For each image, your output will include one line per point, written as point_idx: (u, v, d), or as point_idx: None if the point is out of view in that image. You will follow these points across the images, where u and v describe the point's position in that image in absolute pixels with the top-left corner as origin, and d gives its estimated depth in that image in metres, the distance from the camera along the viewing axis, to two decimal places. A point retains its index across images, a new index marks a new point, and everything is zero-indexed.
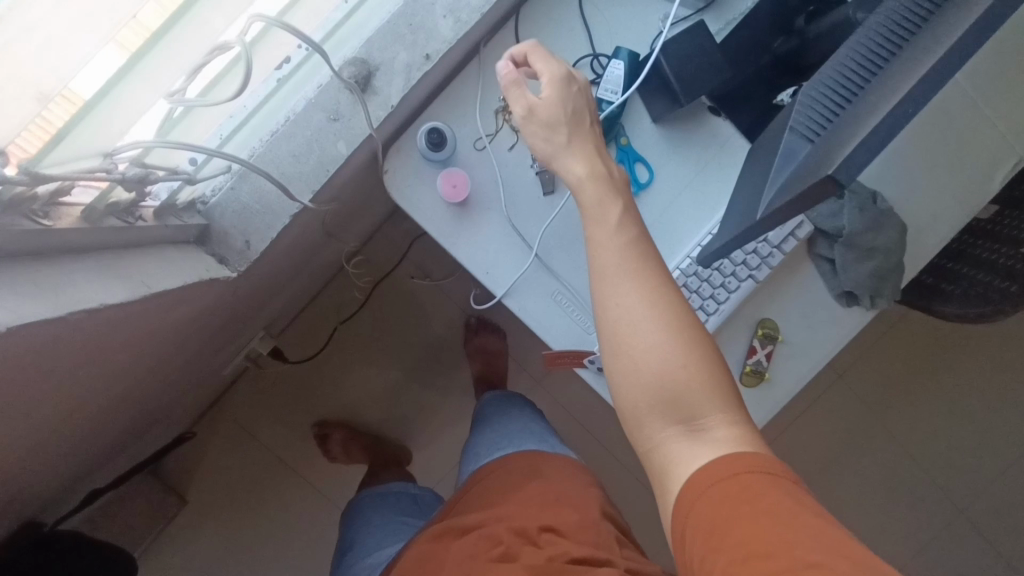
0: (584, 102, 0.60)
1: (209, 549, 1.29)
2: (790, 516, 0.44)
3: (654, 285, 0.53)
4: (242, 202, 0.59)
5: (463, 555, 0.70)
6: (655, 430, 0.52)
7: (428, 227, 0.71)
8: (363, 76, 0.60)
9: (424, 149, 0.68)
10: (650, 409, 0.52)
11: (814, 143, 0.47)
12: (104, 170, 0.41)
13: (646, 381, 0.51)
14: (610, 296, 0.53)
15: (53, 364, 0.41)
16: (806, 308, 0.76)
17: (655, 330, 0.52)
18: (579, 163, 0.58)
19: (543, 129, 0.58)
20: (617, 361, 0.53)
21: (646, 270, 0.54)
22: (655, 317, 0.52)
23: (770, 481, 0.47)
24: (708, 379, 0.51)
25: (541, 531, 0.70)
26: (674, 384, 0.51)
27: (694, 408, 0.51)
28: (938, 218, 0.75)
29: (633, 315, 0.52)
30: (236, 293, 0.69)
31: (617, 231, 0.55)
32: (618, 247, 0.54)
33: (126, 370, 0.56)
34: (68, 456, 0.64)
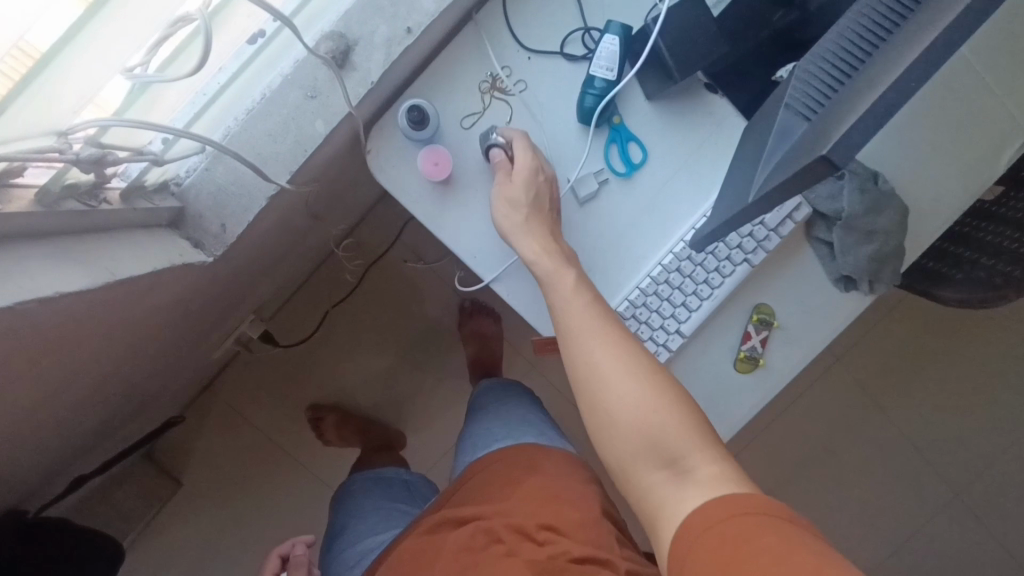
0: (544, 192, 0.65)
1: (203, 531, 1.29)
2: (784, 557, 0.42)
3: (618, 341, 0.58)
4: (217, 183, 0.57)
5: (458, 547, 0.70)
6: (644, 478, 0.54)
7: (412, 208, 0.68)
8: (341, 51, 0.57)
9: (405, 128, 0.65)
10: (634, 456, 0.54)
11: (810, 121, 0.44)
12: (58, 151, 0.39)
13: (625, 433, 0.55)
14: (582, 356, 0.58)
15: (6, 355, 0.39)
16: (803, 293, 0.74)
17: (624, 381, 0.56)
18: (534, 241, 0.63)
19: (508, 207, 0.64)
20: (597, 417, 0.57)
21: (609, 328, 0.59)
22: (624, 370, 0.56)
23: (766, 520, 0.46)
24: (681, 419, 0.54)
25: (540, 529, 0.70)
26: (650, 428, 0.53)
27: (675, 455, 0.52)
28: (941, 200, 0.73)
29: (601, 370, 0.57)
30: (215, 277, 0.67)
31: (576, 297, 0.60)
32: (581, 308, 0.60)
33: (94, 360, 0.54)
34: (44, 444, 0.63)
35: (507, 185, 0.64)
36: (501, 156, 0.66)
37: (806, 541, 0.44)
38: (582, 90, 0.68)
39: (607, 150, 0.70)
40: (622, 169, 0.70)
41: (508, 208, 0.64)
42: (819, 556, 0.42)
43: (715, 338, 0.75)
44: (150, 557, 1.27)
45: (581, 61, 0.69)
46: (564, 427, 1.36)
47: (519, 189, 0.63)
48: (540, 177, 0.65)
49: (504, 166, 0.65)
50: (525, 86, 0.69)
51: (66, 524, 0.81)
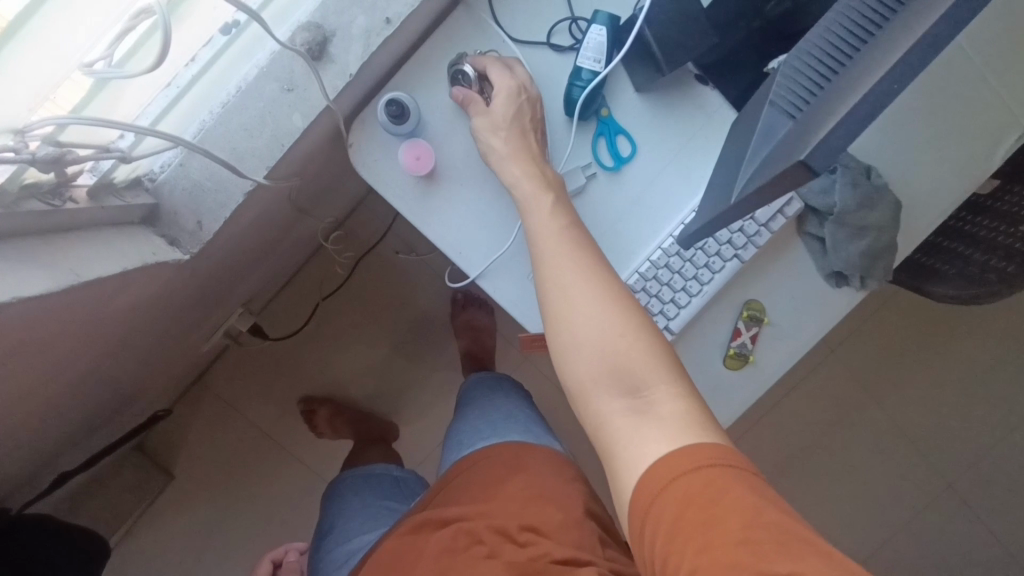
0: (526, 111, 0.63)
1: (194, 524, 1.29)
2: (756, 517, 0.42)
3: (591, 268, 0.56)
4: (192, 179, 0.56)
5: (440, 549, 0.70)
6: (604, 407, 0.52)
7: (394, 202, 0.67)
8: (317, 42, 0.55)
9: (385, 122, 0.63)
10: (595, 381, 0.52)
11: (794, 119, 0.43)
12: (14, 151, 0.37)
13: (589, 359, 0.53)
14: (552, 279, 0.56)
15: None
16: (794, 290, 0.73)
17: (593, 306, 0.54)
18: (517, 164, 0.61)
19: (489, 132, 0.62)
20: (562, 340, 0.55)
21: (584, 255, 0.57)
22: (594, 296, 0.54)
23: (731, 472, 0.45)
24: (648, 349, 0.52)
25: (522, 530, 0.71)
26: (614, 354, 0.52)
27: (637, 384, 0.51)
28: (936, 195, 0.71)
29: (570, 294, 0.55)
30: (195, 275, 0.66)
31: (550, 221, 0.59)
32: (556, 232, 0.58)
33: (66, 361, 0.53)
34: (21, 443, 0.62)
35: (484, 113, 0.62)
36: (467, 92, 0.64)
37: (771, 499, 0.44)
38: (569, 82, 0.66)
39: (595, 144, 0.68)
40: (610, 163, 0.69)
41: (494, 135, 0.62)
42: (780, 511, 0.43)
43: (703, 334, 0.74)
44: (141, 550, 1.27)
45: (569, 53, 0.67)
46: (557, 419, 1.35)
47: (506, 113, 0.62)
48: (523, 96, 0.63)
49: (476, 101, 0.63)
50: None
51: (52, 523, 0.81)
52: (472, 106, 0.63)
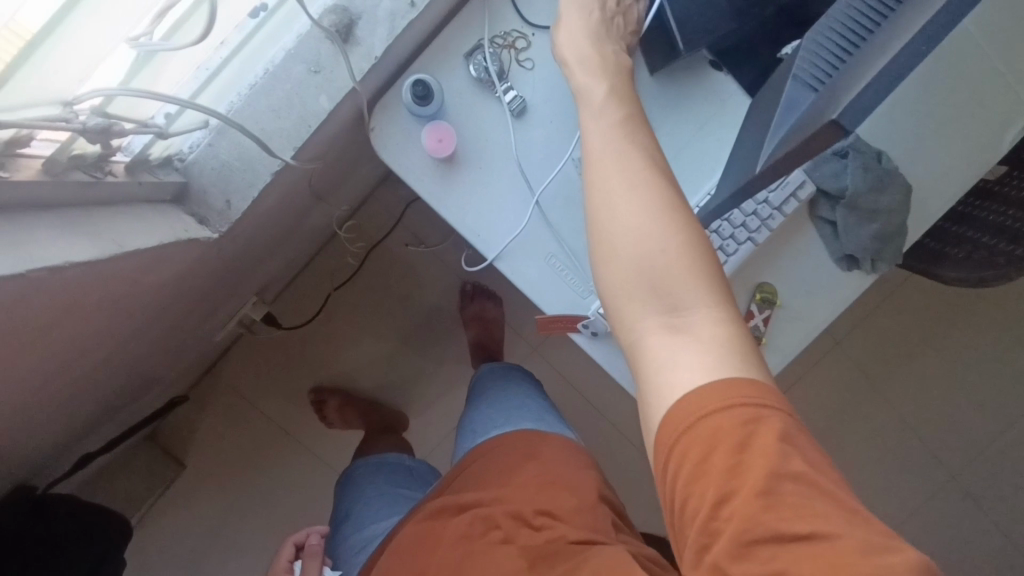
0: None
1: (206, 512, 1.31)
2: (779, 468, 0.42)
3: (642, 167, 0.50)
4: (221, 158, 0.57)
5: (459, 533, 0.71)
6: (636, 319, 0.48)
7: (415, 184, 0.68)
8: (343, 25, 0.57)
9: (409, 103, 0.65)
10: (633, 295, 0.48)
11: (818, 91, 0.44)
12: (64, 120, 0.38)
13: (629, 265, 0.48)
14: (601, 179, 0.51)
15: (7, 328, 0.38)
16: (805, 273, 0.74)
17: (640, 213, 0.48)
18: (570, 44, 0.60)
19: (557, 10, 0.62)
20: (604, 249, 0.50)
21: (636, 151, 0.51)
22: (645, 203, 0.49)
23: (765, 416, 0.43)
24: (695, 262, 0.48)
25: (537, 514, 0.72)
26: (657, 270, 0.47)
27: (678, 307, 0.47)
28: (945, 179, 0.73)
29: (617, 198, 0.49)
30: (219, 257, 0.67)
31: (605, 121, 0.53)
32: (608, 130, 0.53)
33: (96, 337, 0.54)
34: (51, 421, 0.64)
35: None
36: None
37: (803, 454, 0.43)
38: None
39: None
40: None
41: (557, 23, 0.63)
42: (806, 463, 0.42)
43: None
44: (154, 537, 1.29)
45: None
46: (565, 411, 1.36)
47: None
48: None
49: None
50: (532, 64, 0.68)
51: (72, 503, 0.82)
52: None
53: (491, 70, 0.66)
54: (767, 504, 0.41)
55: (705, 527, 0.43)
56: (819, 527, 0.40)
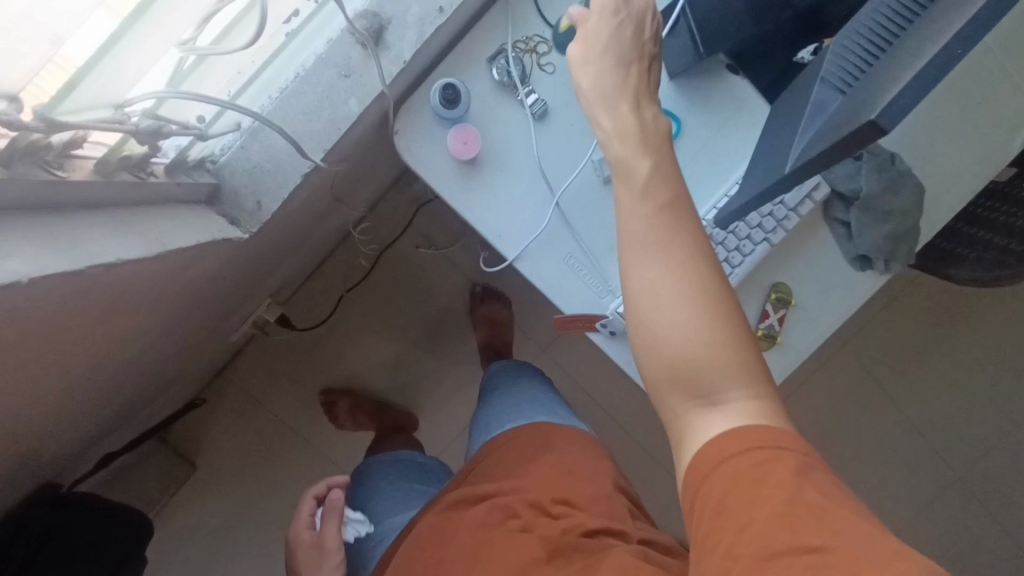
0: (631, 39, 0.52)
1: (218, 513, 1.32)
2: (795, 495, 0.42)
3: (680, 254, 0.47)
4: (252, 160, 0.58)
5: (478, 522, 0.72)
6: (672, 403, 0.48)
7: (439, 186, 0.70)
8: (375, 29, 0.59)
9: (437, 106, 0.66)
10: (668, 384, 0.47)
11: (845, 96, 0.46)
12: (117, 122, 0.39)
13: (666, 357, 0.47)
14: (638, 269, 0.48)
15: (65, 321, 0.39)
16: (819, 272, 0.76)
17: (676, 306, 0.46)
18: (608, 117, 0.52)
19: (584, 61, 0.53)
20: (639, 336, 0.48)
21: (673, 237, 0.48)
22: (683, 293, 0.46)
23: (781, 455, 0.44)
24: (732, 349, 0.46)
25: (554, 504, 0.73)
26: (694, 362, 0.46)
27: (713, 391, 0.46)
28: (957, 181, 0.74)
29: (654, 289, 0.47)
30: (244, 258, 0.68)
31: (642, 201, 0.48)
32: (646, 210, 0.48)
33: (133, 335, 0.55)
34: (81, 420, 0.65)
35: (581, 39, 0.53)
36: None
37: (819, 485, 0.44)
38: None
39: None
40: None
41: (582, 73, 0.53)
42: (820, 493, 0.43)
43: None
44: (166, 538, 1.29)
45: None
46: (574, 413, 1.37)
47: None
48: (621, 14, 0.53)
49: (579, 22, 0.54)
50: (554, 68, 0.70)
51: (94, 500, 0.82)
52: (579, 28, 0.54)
53: (518, 74, 0.68)
54: (784, 522, 0.41)
55: (727, 552, 0.42)
56: (831, 539, 0.40)
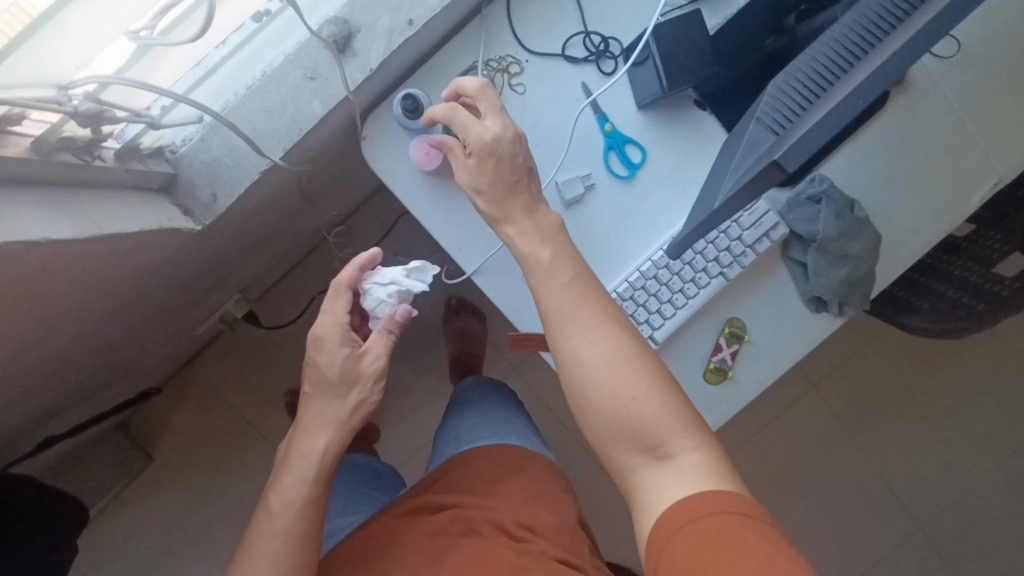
0: (507, 163, 0.60)
1: (168, 508, 1.29)
2: (761, 559, 0.43)
3: (602, 324, 0.56)
4: (211, 154, 0.59)
5: (437, 530, 0.72)
6: (624, 460, 0.54)
7: (401, 195, 0.70)
8: (342, 36, 0.60)
9: (400, 116, 0.67)
10: (615, 443, 0.54)
11: (779, 134, 0.46)
12: (57, 103, 0.40)
13: (606, 418, 0.54)
14: (569, 343, 0.56)
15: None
16: (775, 311, 0.76)
17: (606, 372, 0.54)
18: (511, 226, 0.61)
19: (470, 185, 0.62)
20: (581, 403, 0.55)
21: (594, 312, 0.57)
22: (610, 358, 0.55)
23: (742, 515, 0.47)
24: (664, 405, 0.53)
25: (518, 526, 0.72)
26: (634, 419, 0.53)
27: (658, 445, 0.52)
28: (914, 232, 0.75)
29: (584, 358, 0.55)
30: (200, 250, 0.68)
31: (561, 288, 0.57)
32: (565, 293, 0.57)
33: (66, 322, 0.55)
34: (16, 401, 0.64)
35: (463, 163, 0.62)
36: (445, 105, 0.62)
37: (783, 551, 0.44)
38: (589, 99, 0.71)
39: (606, 157, 0.72)
40: (622, 172, 0.72)
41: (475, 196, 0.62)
42: (789, 559, 0.43)
43: (687, 350, 0.76)
44: (112, 529, 1.27)
45: (583, 64, 0.71)
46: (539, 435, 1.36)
47: (484, 140, 0.60)
48: (495, 144, 0.60)
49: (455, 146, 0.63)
50: (523, 89, 0.71)
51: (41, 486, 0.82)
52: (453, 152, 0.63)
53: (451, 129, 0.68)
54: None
55: None
56: None
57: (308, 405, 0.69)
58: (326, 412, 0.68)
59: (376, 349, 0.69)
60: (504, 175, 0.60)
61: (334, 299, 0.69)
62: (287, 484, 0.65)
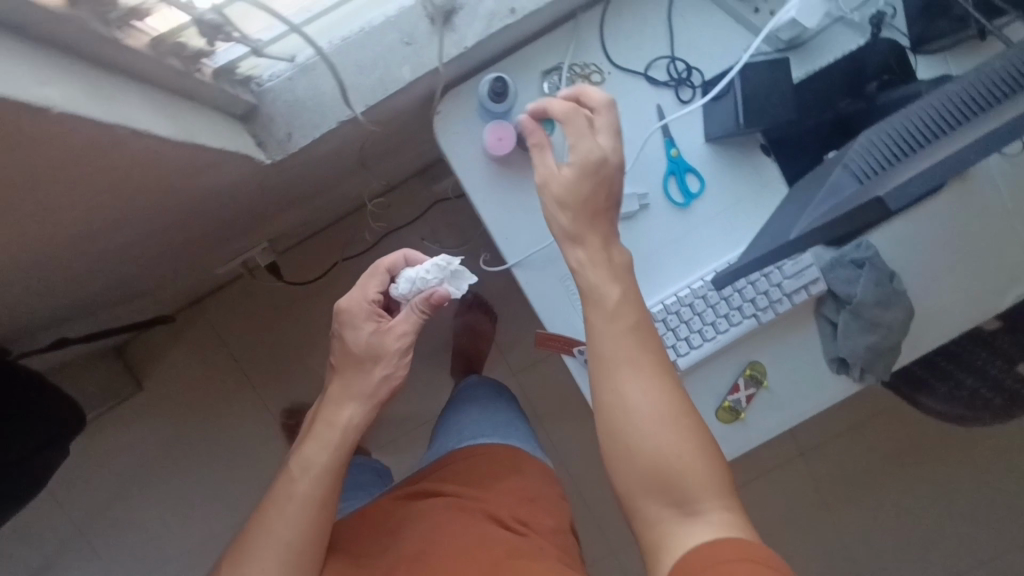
0: (603, 188, 0.62)
1: (150, 438, 1.31)
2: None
3: (651, 372, 0.57)
4: (295, 94, 0.61)
5: (432, 515, 0.72)
6: (650, 510, 0.54)
7: (462, 173, 0.72)
8: (445, 10, 0.61)
9: (484, 97, 0.68)
10: (645, 491, 0.54)
11: (861, 184, 0.50)
12: (185, 6, 0.41)
13: (640, 465, 0.54)
14: (616, 385, 0.57)
15: (68, 191, 0.41)
16: (798, 364, 0.77)
17: (649, 419, 0.55)
18: (581, 251, 0.62)
19: (556, 200, 0.63)
20: (617, 447, 0.56)
21: (646, 359, 0.57)
22: (655, 407, 0.55)
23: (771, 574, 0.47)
24: (702, 459, 0.54)
25: (515, 521, 0.72)
26: (668, 471, 0.53)
27: (689, 500, 0.53)
28: (945, 315, 0.76)
29: (629, 402, 0.56)
30: (259, 185, 0.69)
31: (615, 327, 0.59)
32: (620, 335, 0.58)
33: (123, 228, 0.56)
34: (53, 294, 0.66)
35: (554, 172, 0.63)
36: (564, 104, 0.63)
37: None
38: (662, 123, 0.72)
39: (665, 181, 0.73)
40: (679, 200, 0.74)
41: (558, 211, 0.63)
42: None
43: (704, 385, 0.77)
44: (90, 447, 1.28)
45: (662, 87, 0.73)
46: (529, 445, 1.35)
47: (590, 157, 0.61)
48: (599, 170, 0.62)
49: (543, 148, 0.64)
50: (600, 99, 0.72)
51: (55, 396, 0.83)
52: (540, 150, 0.64)
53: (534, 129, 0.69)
54: None
55: None
56: None
57: (335, 376, 0.74)
58: (353, 383, 0.72)
59: (402, 327, 0.72)
60: (592, 199, 0.62)
61: (369, 278, 0.74)
62: (311, 451, 0.69)
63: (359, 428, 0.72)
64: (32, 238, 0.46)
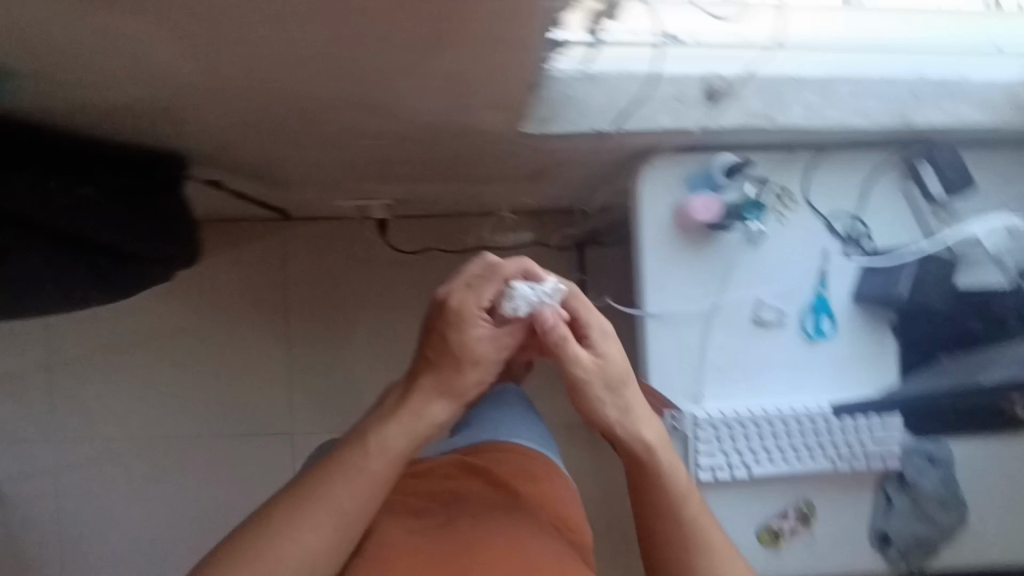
0: (622, 394, 0.61)
1: (162, 313, 1.26)
2: None
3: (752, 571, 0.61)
4: (575, 91, 0.68)
5: (482, 505, 0.67)
6: None
7: (651, 216, 0.81)
8: (720, 91, 0.72)
9: (712, 170, 0.79)
10: None
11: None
12: None
13: None
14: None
15: (449, 44, 0.47)
16: (846, 525, 0.82)
17: None
18: (650, 433, 0.62)
19: (604, 391, 0.61)
20: None
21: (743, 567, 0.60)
22: None
23: None
24: None
25: (560, 528, 0.69)
26: None
27: None
28: (980, 539, 0.83)
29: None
30: (477, 141, 0.76)
31: (711, 532, 0.61)
32: (716, 536, 0.60)
33: (392, 112, 0.63)
34: (258, 133, 0.69)
35: (595, 360, 0.61)
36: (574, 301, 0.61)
37: None
38: (823, 264, 0.82)
39: (804, 312, 0.82)
40: (809, 331, 0.82)
41: (607, 397, 0.61)
42: None
43: (755, 501, 0.81)
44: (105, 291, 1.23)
45: (839, 237, 0.82)
46: None
47: (617, 359, 0.61)
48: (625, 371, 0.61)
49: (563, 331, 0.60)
50: (785, 219, 0.82)
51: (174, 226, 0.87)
52: (564, 340, 0.60)
53: (724, 218, 0.79)
54: None
55: None
56: None
57: (416, 371, 0.61)
58: (449, 381, 0.60)
59: (505, 345, 0.60)
60: (623, 392, 0.61)
61: (482, 282, 0.59)
62: (391, 430, 0.59)
63: (441, 426, 0.61)
64: (362, 73, 0.52)
